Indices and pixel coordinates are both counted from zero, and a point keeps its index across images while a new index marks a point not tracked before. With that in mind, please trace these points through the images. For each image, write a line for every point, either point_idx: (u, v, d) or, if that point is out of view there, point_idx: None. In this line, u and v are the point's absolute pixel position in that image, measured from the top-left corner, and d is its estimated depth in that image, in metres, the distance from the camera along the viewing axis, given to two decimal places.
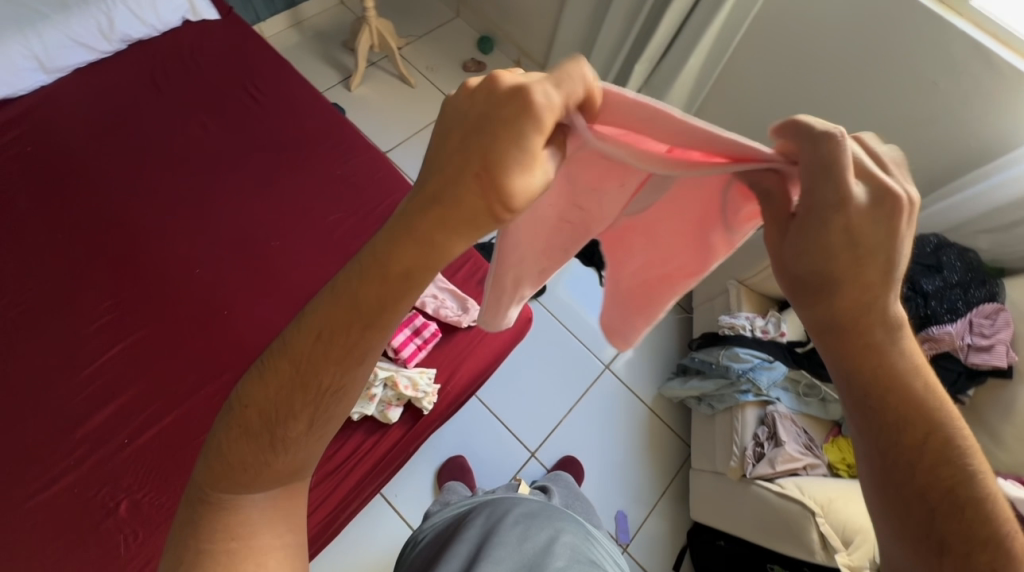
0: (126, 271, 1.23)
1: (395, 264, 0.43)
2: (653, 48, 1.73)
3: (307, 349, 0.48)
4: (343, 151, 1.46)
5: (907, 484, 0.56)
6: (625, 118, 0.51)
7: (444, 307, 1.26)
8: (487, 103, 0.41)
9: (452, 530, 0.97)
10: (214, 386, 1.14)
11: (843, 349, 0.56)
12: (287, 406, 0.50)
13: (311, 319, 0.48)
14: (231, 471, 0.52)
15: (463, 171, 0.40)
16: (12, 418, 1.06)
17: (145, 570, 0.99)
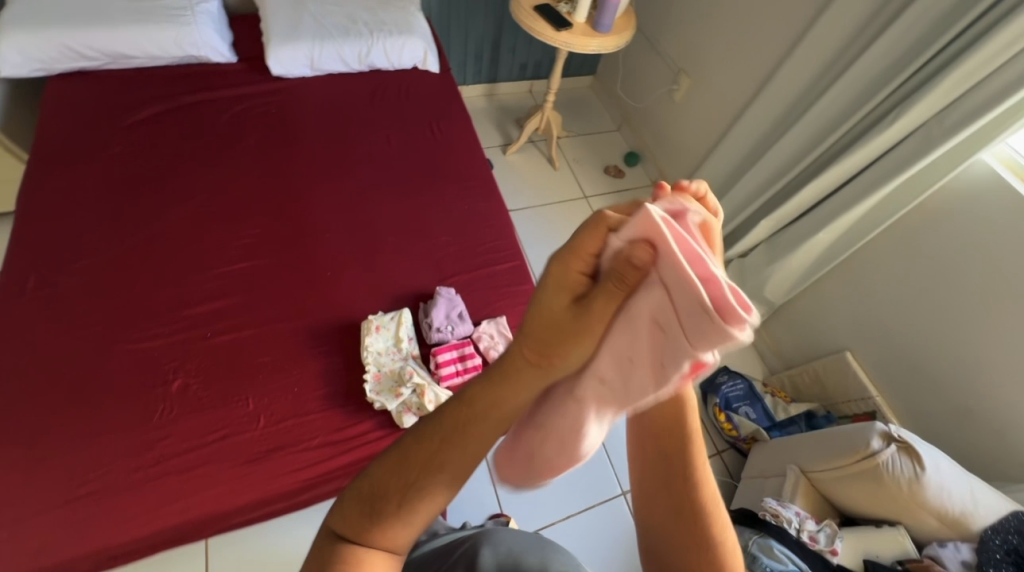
0: (281, 213, 1.53)
1: (548, 349, 0.55)
2: (790, 208, 1.84)
3: (432, 440, 0.55)
4: (478, 192, 1.71)
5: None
6: (674, 262, 0.50)
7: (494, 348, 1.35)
8: (562, 315, 0.54)
9: (439, 567, 0.90)
10: (289, 324, 1.32)
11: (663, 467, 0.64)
12: (404, 488, 0.55)
13: (470, 392, 0.56)
14: (363, 522, 0.55)
15: (534, 353, 0.55)
16: (152, 279, 1.34)
17: (158, 444, 1.11)
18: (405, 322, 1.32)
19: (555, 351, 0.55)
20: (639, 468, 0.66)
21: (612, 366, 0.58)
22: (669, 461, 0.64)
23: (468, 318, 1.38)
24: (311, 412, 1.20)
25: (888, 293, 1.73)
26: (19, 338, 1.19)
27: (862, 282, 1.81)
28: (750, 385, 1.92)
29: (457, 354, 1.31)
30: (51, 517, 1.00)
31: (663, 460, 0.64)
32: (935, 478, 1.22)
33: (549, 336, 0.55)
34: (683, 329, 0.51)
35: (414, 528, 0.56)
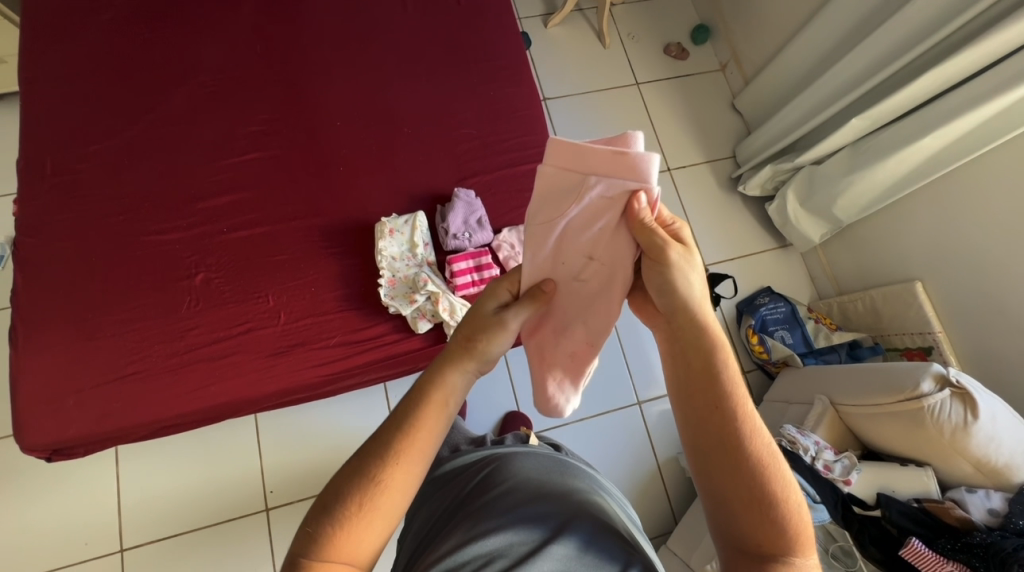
0: (287, 96, 1.38)
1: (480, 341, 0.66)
2: (892, 105, 1.48)
3: (389, 435, 0.62)
4: (507, 75, 1.46)
5: (710, 435, 0.63)
6: (570, 153, 0.66)
7: (514, 260, 1.25)
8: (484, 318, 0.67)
9: (463, 483, 0.94)
10: (303, 223, 1.27)
11: (676, 323, 0.66)
12: (360, 487, 0.60)
13: (416, 389, 0.65)
14: (323, 528, 0.59)
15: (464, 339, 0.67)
16: (164, 168, 1.28)
17: (188, 333, 1.17)
18: (420, 226, 1.23)
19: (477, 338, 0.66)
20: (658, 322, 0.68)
21: (576, 252, 0.70)
22: (698, 347, 0.65)
23: (488, 225, 1.27)
24: (329, 312, 1.21)
25: (993, 218, 1.44)
26: (48, 225, 1.21)
27: (963, 203, 1.50)
28: (793, 309, 1.80)
29: (473, 264, 1.22)
30: (107, 390, 1.11)
31: (688, 346, 0.65)
32: (987, 427, 1.12)
33: (475, 333, 0.66)
34: (615, 183, 0.65)
35: (372, 527, 0.60)
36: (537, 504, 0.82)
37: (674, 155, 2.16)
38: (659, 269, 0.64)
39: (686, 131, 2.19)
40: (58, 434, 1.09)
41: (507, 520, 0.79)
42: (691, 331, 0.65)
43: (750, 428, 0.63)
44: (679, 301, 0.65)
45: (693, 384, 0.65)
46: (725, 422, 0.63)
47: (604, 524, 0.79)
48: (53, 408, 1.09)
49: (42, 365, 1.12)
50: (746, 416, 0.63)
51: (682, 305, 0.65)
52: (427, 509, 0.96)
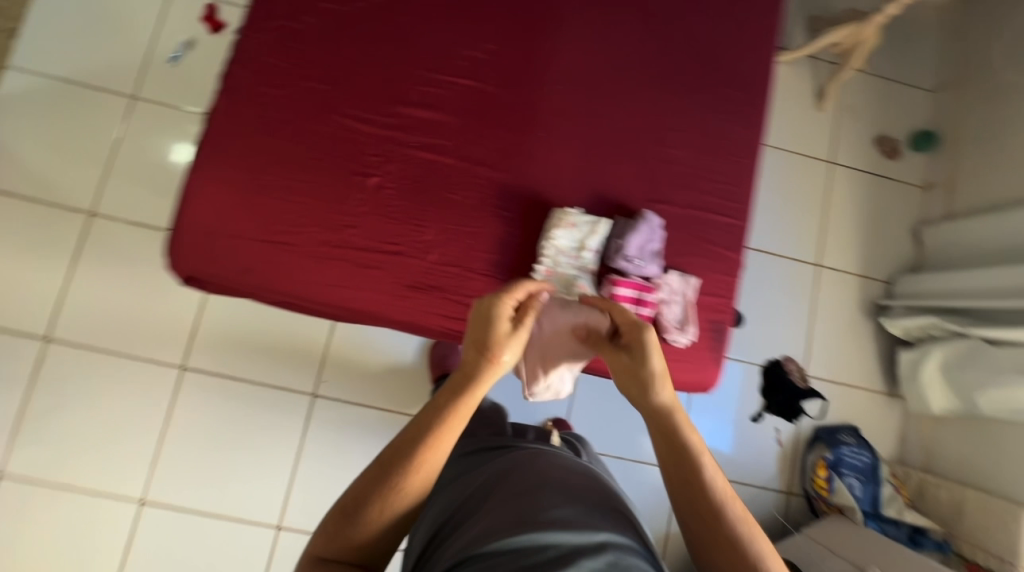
0: (521, 34, 1.28)
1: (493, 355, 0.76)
2: None
3: (413, 429, 0.73)
4: (741, 112, 1.32)
5: (688, 493, 0.75)
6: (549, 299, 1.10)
7: (670, 306, 1.18)
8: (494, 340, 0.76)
9: (496, 465, 0.97)
10: (486, 173, 1.22)
11: (648, 393, 0.79)
12: (384, 478, 0.71)
13: (436, 399, 0.75)
14: (355, 501, 0.71)
15: (477, 354, 0.76)
16: (379, 54, 1.23)
17: (343, 230, 1.15)
18: (600, 233, 1.16)
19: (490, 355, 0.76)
20: (631, 390, 0.81)
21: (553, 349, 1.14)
22: (664, 416, 0.78)
23: (660, 259, 1.20)
24: (476, 270, 1.18)
25: None
26: (257, 62, 1.19)
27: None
28: (876, 465, 1.74)
29: (634, 294, 1.15)
30: (256, 247, 1.13)
31: (660, 408, 0.79)
32: None
33: (492, 350, 0.75)
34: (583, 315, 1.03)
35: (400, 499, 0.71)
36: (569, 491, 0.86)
37: (830, 253, 1.99)
38: (627, 352, 0.83)
39: (855, 234, 2.01)
40: (205, 266, 1.13)
41: (553, 502, 0.83)
42: (661, 402, 0.78)
43: (722, 490, 0.75)
44: (647, 371, 0.79)
45: (659, 443, 0.79)
46: (694, 484, 0.75)
47: (629, 517, 0.85)
48: (204, 242, 1.12)
49: (209, 196, 1.13)
50: (717, 474, 0.76)
51: (654, 385, 0.79)
52: (448, 490, 0.98)
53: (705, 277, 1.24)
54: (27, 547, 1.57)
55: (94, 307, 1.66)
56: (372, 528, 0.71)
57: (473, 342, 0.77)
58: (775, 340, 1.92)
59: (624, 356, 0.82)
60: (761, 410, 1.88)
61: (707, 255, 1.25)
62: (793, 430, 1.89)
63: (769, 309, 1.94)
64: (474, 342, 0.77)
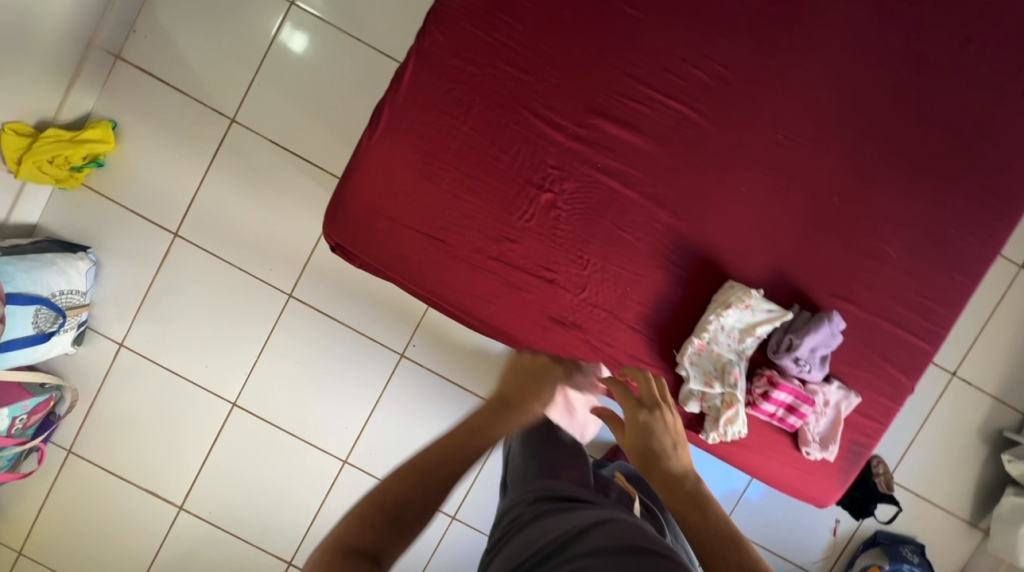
0: (756, 63, 1.08)
1: (516, 393, 0.91)
2: None
3: (450, 438, 0.84)
4: (981, 222, 1.11)
5: (705, 546, 0.73)
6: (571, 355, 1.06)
7: (820, 418, 1.07)
8: (525, 376, 0.94)
9: (574, 519, 0.73)
10: (668, 217, 1.09)
11: (648, 441, 0.86)
12: (419, 467, 0.79)
13: (470, 417, 0.87)
14: (393, 478, 0.78)
15: (505, 395, 0.91)
16: (592, 49, 1.07)
17: (503, 240, 1.08)
18: (774, 323, 1.04)
19: (519, 394, 0.91)
20: (629, 447, 0.87)
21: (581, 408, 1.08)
22: (665, 463, 0.84)
23: (827, 367, 1.08)
24: (625, 320, 1.10)
25: None
26: (459, 28, 1.05)
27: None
28: None
29: (789, 401, 1.05)
30: (413, 237, 1.07)
31: (661, 457, 0.84)
32: None
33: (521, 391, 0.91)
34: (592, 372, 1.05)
35: (430, 486, 0.78)
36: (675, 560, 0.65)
37: (971, 366, 1.78)
38: (636, 408, 0.91)
39: (1009, 354, 1.77)
40: (357, 242, 1.08)
41: None
42: (658, 451, 0.85)
43: (746, 546, 0.72)
44: (642, 426, 0.88)
45: (661, 487, 0.82)
46: (712, 534, 0.74)
47: None
48: (364, 217, 1.07)
49: (378, 172, 1.06)
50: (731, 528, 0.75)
51: (655, 435, 0.86)
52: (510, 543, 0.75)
53: (867, 396, 1.12)
54: (135, 414, 1.74)
55: (223, 217, 1.69)
56: (406, 505, 0.75)
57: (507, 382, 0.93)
58: None
59: (629, 411, 0.91)
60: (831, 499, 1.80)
61: (878, 373, 1.11)
62: (853, 528, 1.83)
63: None
64: (508, 386, 0.92)
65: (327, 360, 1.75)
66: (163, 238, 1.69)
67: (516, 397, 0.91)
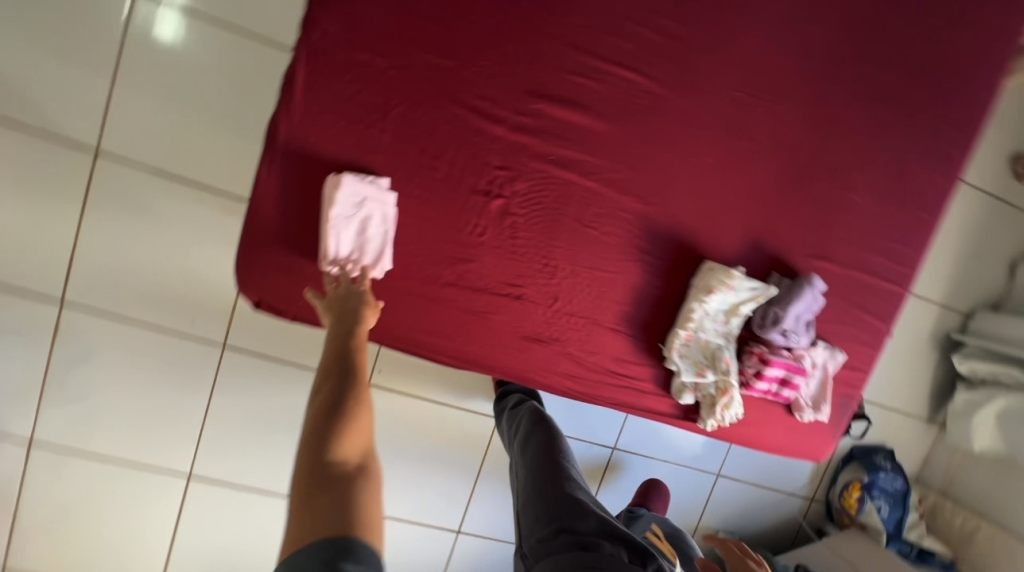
0: (707, 12, 0.95)
1: (357, 303, 0.83)
2: None
3: (322, 389, 0.71)
4: (942, 154, 1.08)
5: None
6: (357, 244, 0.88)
7: (810, 384, 1.06)
8: (352, 298, 0.83)
9: None
10: (635, 203, 0.98)
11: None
12: (317, 432, 0.65)
13: (339, 356, 0.74)
14: (307, 456, 0.64)
15: (350, 313, 0.81)
16: (521, 17, 0.89)
17: (457, 260, 0.94)
18: (757, 299, 0.99)
19: (355, 306, 0.82)
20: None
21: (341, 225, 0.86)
22: None
23: (811, 330, 1.05)
24: (605, 323, 1.00)
25: None
26: (355, 9, 0.84)
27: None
28: (905, 490, 1.83)
29: (778, 373, 1.02)
30: None
31: None
32: None
33: (358, 303, 0.83)
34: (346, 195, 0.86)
35: (341, 440, 0.65)
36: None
37: (924, 279, 1.86)
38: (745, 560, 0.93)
39: (954, 263, 1.87)
40: (284, 294, 0.90)
41: None
42: None
43: None
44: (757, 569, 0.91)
45: None
46: None
47: None
48: (286, 263, 0.89)
49: (297, 204, 0.87)
50: None
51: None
52: None
53: (849, 349, 1.11)
54: (53, 517, 1.34)
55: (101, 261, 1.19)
56: (325, 487, 0.61)
57: (345, 311, 0.82)
58: None
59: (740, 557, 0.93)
60: None
61: (859, 326, 1.10)
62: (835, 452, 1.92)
63: None
64: (341, 313, 0.82)
65: (288, 410, 1.39)
66: (6, 298, 1.18)
67: (356, 305, 0.82)
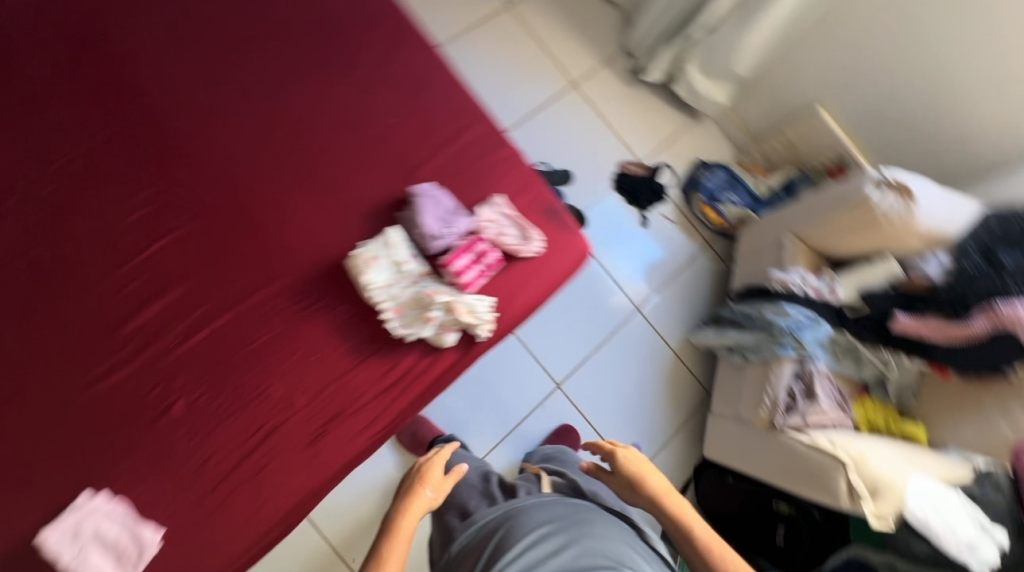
0: (161, 159, 1.10)
1: (425, 473, 1.21)
2: None
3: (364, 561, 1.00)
4: (401, 45, 1.29)
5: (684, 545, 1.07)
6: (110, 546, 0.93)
7: (504, 233, 1.18)
8: (424, 463, 1.24)
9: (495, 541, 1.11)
10: (265, 294, 1.08)
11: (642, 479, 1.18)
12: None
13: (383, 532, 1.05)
14: None
15: (416, 475, 1.22)
16: (50, 305, 1.00)
17: (201, 469, 0.99)
18: (398, 241, 1.11)
19: (423, 467, 1.23)
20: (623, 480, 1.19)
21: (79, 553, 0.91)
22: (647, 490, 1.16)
23: (461, 210, 1.19)
24: (344, 371, 1.08)
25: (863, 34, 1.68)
26: None
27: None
28: (730, 172, 2.01)
29: (471, 256, 1.14)
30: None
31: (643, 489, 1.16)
32: (925, 207, 1.32)
33: (424, 462, 1.24)
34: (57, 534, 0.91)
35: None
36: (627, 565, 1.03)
37: (573, 67, 2.11)
38: (616, 466, 1.21)
39: (573, 38, 2.15)
40: None
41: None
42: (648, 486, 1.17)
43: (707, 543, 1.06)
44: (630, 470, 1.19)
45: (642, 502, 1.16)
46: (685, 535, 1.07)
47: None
48: None
49: None
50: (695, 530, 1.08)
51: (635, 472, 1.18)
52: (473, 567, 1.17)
53: (507, 187, 1.25)
54: None
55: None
56: None
57: (420, 466, 1.25)
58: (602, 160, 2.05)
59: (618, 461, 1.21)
60: (643, 212, 2.04)
61: (490, 169, 1.25)
62: (674, 206, 2.07)
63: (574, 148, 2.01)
64: (418, 471, 1.23)
65: None
66: None
67: (427, 464, 1.24)
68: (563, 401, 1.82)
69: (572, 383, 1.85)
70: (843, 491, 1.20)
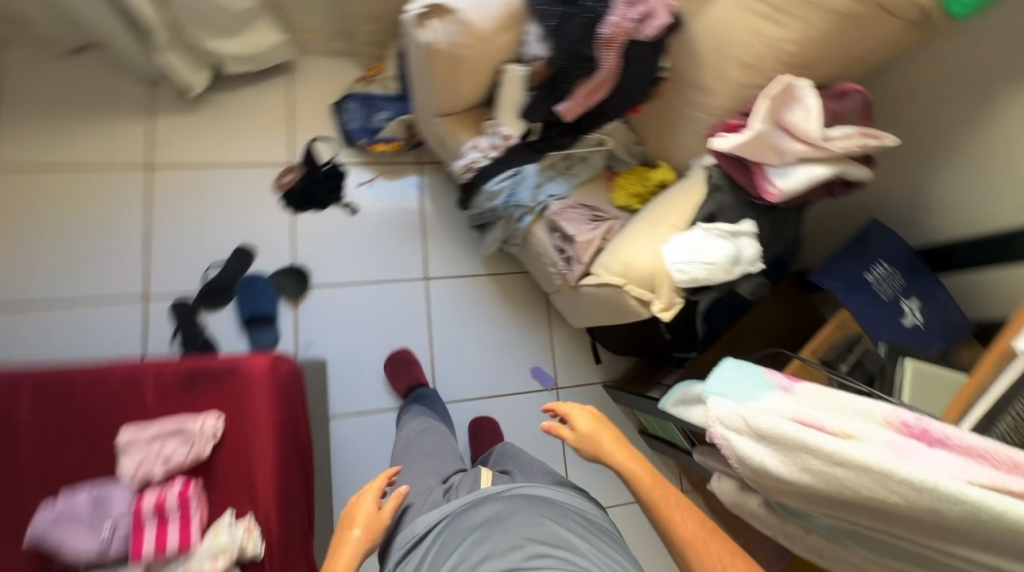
0: None
1: (353, 527, 0.97)
2: None
3: None
4: None
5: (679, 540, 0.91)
6: None
7: (165, 456, 0.96)
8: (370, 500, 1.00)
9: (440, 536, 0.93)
10: None
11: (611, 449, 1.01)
12: None
13: None
14: None
15: (347, 526, 0.98)
16: None
17: None
18: None
19: (348, 517, 0.99)
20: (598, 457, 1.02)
21: None
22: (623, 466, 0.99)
23: (101, 489, 0.93)
24: None
25: None
26: None
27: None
28: (359, 96, 1.68)
29: (156, 518, 0.93)
30: None
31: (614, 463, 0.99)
32: (470, 6, 1.09)
33: (349, 520, 0.99)
34: None
35: None
36: (589, 566, 0.85)
37: (129, 155, 1.67)
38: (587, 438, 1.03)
39: (94, 129, 1.66)
40: None
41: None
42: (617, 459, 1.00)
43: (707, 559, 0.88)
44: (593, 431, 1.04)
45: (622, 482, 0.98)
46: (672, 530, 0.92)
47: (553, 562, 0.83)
48: None
49: None
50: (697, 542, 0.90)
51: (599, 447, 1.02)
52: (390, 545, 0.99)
53: (127, 412, 1.00)
54: None
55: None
56: None
57: (354, 509, 1.00)
58: (258, 203, 1.73)
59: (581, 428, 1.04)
60: (344, 203, 1.78)
61: (91, 419, 0.98)
62: (359, 166, 1.80)
63: (222, 214, 1.71)
64: (355, 511, 1.00)
65: None
66: None
67: (350, 513, 1.00)
68: (453, 408, 1.74)
69: (444, 389, 1.75)
70: (638, 308, 1.13)
